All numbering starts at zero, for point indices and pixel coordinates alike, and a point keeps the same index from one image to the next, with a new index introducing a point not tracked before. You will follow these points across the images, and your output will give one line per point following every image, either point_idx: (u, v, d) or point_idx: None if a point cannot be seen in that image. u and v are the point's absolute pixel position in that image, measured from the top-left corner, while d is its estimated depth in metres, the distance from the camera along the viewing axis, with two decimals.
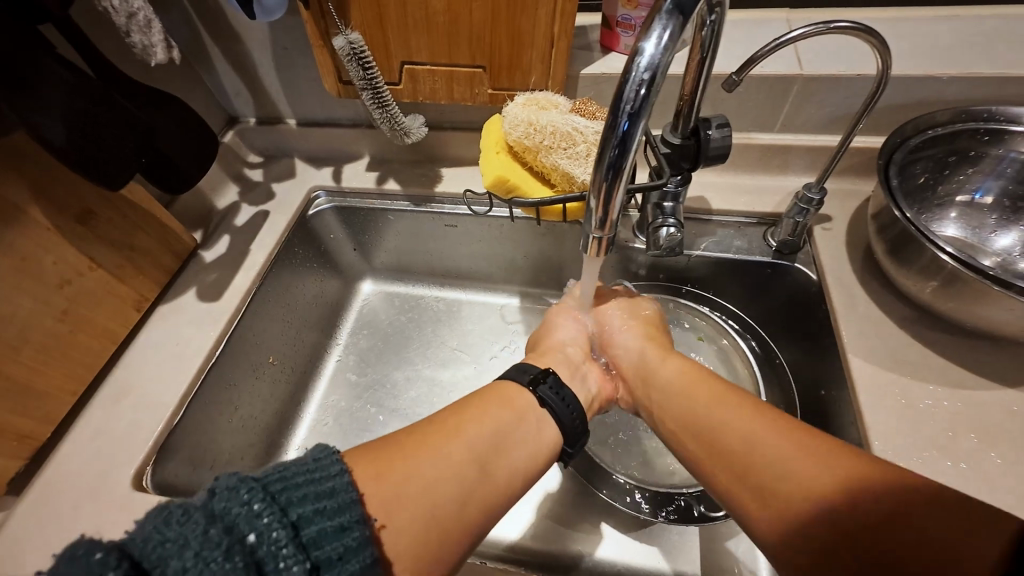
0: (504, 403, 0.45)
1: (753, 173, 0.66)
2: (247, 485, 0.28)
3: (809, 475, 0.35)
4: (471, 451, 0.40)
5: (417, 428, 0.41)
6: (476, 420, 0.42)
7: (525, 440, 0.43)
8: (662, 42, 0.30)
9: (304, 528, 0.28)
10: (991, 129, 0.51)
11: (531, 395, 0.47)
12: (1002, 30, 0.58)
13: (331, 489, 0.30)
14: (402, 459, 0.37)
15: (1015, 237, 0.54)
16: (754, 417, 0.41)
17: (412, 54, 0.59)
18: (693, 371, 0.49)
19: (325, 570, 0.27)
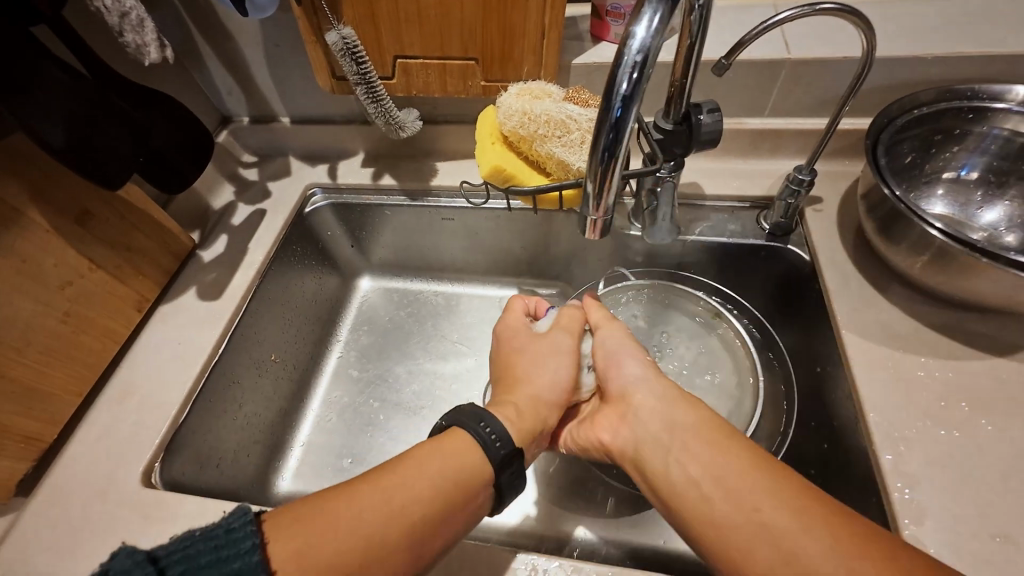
0: (444, 458, 0.42)
1: (744, 158, 0.67)
2: (142, 572, 0.30)
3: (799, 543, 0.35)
4: (399, 513, 0.38)
5: (347, 493, 0.38)
6: (412, 481, 0.40)
7: (464, 501, 0.42)
8: (653, 25, 0.31)
9: None
10: (974, 106, 0.52)
11: (483, 458, 0.44)
12: (984, 9, 0.59)
13: (229, 572, 0.32)
14: (340, 505, 0.37)
15: (1000, 212, 0.55)
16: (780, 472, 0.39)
17: (405, 49, 0.59)
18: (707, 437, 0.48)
19: None
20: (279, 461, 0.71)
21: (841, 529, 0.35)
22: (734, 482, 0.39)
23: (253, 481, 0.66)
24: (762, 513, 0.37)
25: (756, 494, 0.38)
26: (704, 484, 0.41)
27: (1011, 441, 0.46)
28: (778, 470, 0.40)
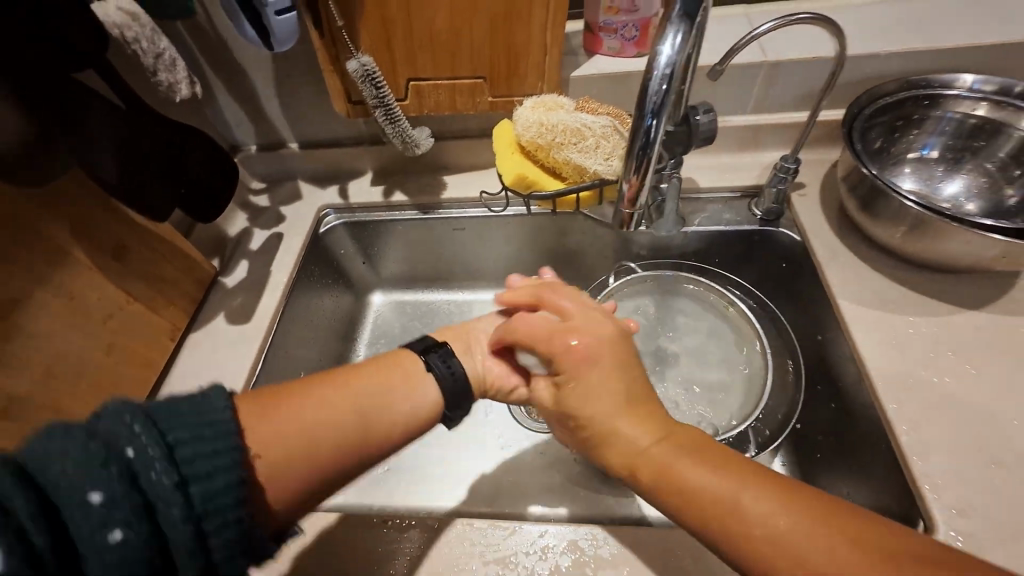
0: (390, 363, 0.45)
1: (733, 153, 0.74)
2: (129, 409, 0.30)
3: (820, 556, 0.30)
4: (346, 397, 0.41)
5: (306, 379, 0.42)
6: (360, 374, 0.43)
7: (407, 401, 0.43)
8: (676, 44, 0.37)
9: (180, 448, 0.30)
10: (929, 94, 0.59)
11: (421, 363, 0.46)
12: (932, 9, 0.66)
13: (210, 419, 0.32)
14: (292, 394, 0.40)
15: (960, 183, 0.61)
16: (827, 546, 0.30)
17: (418, 72, 0.63)
18: (710, 448, 0.37)
19: (194, 485, 0.30)
20: None
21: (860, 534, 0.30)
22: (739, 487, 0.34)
23: None
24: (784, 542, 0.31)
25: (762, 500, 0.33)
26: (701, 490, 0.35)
27: (993, 382, 0.52)
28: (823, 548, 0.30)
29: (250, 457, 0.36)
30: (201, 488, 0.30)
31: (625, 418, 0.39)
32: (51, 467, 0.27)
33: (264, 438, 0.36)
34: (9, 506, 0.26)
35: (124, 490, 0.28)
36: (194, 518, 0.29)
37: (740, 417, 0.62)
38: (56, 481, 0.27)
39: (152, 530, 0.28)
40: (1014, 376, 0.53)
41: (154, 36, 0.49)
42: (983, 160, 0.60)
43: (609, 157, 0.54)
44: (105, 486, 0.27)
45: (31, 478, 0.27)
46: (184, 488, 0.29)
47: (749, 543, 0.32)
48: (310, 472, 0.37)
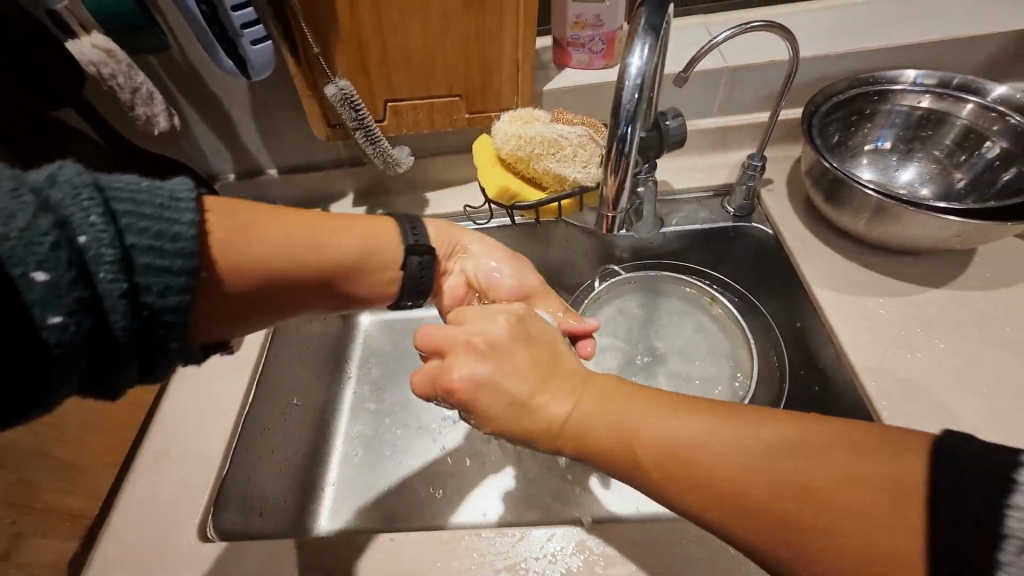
0: (364, 234, 0.47)
1: (702, 154, 0.77)
2: (89, 195, 0.31)
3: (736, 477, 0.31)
4: (318, 242, 0.44)
5: (279, 219, 0.43)
6: (333, 237, 0.45)
7: (368, 272, 0.47)
8: (645, 55, 0.39)
9: (135, 255, 0.32)
10: (878, 90, 0.63)
11: (398, 248, 0.49)
12: (875, 10, 0.71)
13: (172, 236, 0.33)
14: (268, 220, 0.42)
15: (913, 170, 0.65)
16: (749, 452, 0.31)
17: (396, 93, 0.65)
18: (620, 388, 0.38)
19: (143, 292, 0.33)
20: (315, 504, 0.71)
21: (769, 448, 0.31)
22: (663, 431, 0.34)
23: (293, 527, 0.66)
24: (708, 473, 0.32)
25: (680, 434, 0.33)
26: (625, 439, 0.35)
27: (959, 353, 0.56)
28: (729, 457, 0.31)
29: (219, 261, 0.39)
30: (151, 296, 0.33)
31: (543, 406, 0.38)
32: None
33: (236, 250, 0.39)
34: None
35: (74, 278, 0.30)
36: (139, 320, 0.33)
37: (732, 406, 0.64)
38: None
39: (96, 322, 0.31)
40: (979, 348, 0.56)
41: (131, 71, 0.51)
42: (932, 148, 0.64)
43: (587, 165, 0.56)
44: (53, 269, 0.29)
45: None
46: (135, 296, 0.32)
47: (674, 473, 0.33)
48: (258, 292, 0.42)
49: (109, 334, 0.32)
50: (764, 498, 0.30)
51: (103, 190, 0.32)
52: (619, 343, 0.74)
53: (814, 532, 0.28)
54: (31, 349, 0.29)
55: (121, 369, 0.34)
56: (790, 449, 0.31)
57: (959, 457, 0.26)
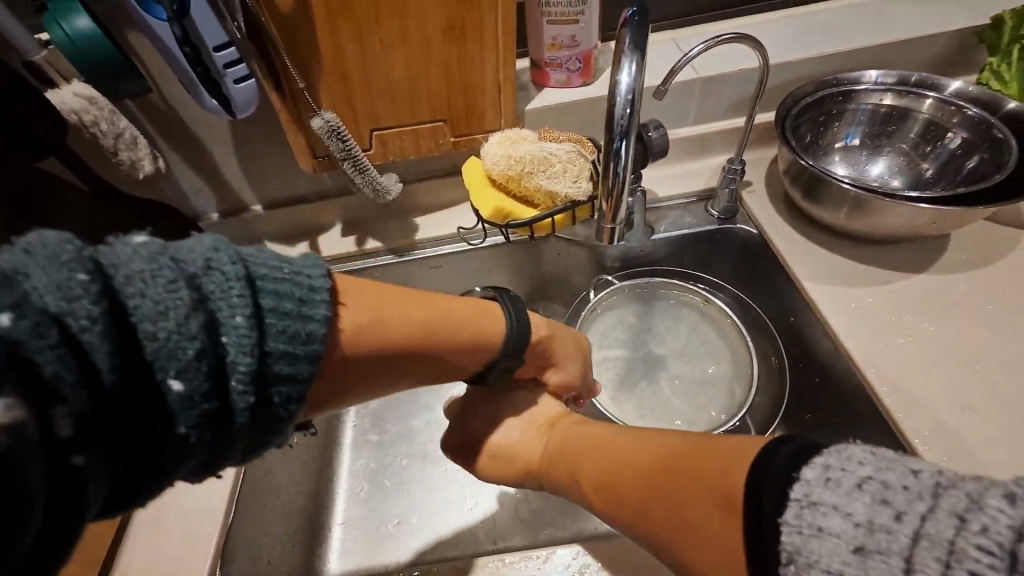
0: (470, 314, 0.45)
1: (682, 162, 0.79)
2: (240, 291, 0.28)
3: (613, 466, 0.40)
4: (426, 340, 0.41)
5: (397, 301, 0.40)
6: (442, 320, 0.42)
7: (469, 352, 0.45)
8: (632, 72, 0.41)
9: (269, 360, 0.30)
10: (842, 91, 0.66)
11: (498, 331, 0.46)
12: (832, 15, 0.75)
13: (310, 338, 0.31)
14: (387, 318, 0.38)
15: (883, 163, 0.68)
16: (631, 449, 0.40)
17: (381, 122, 0.65)
18: (583, 425, 0.49)
19: (266, 400, 0.31)
20: (323, 546, 0.68)
21: (652, 445, 0.39)
22: (590, 443, 0.45)
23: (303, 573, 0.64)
24: (604, 468, 0.41)
25: (598, 443, 0.44)
26: (562, 452, 0.47)
27: (949, 335, 0.58)
28: (628, 472, 0.38)
29: (327, 359, 0.36)
30: (273, 403, 0.31)
31: (505, 437, 0.53)
32: (148, 321, 0.26)
33: (345, 343, 0.36)
34: (92, 361, 0.24)
35: (208, 386, 0.28)
36: (258, 424, 0.31)
37: (735, 406, 0.66)
38: (148, 339, 0.26)
39: (217, 429, 0.29)
40: (965, 327, 0.58)
41: (112, 117, 0.51)
42: (898, 141, 0.67)
43: (577, 179, 0.57)
44: (191, 379, 0.27)
45: (122, 329, 0.25)
46: (260, 402, 0.30)
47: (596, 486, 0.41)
48: (352, 393, 0.40)
49: (227, 437, 0.30)
50: (624, 475, 0.39)
51: (252, 279, 0.30)
52: (618, 353, 0.74)
53: (667, 536, 0.34)
54: (154, 450, 0.28)
55: (224, 465, 0.33)
56: (670, 453, 0.37)
57: (770, 459, 0.28)
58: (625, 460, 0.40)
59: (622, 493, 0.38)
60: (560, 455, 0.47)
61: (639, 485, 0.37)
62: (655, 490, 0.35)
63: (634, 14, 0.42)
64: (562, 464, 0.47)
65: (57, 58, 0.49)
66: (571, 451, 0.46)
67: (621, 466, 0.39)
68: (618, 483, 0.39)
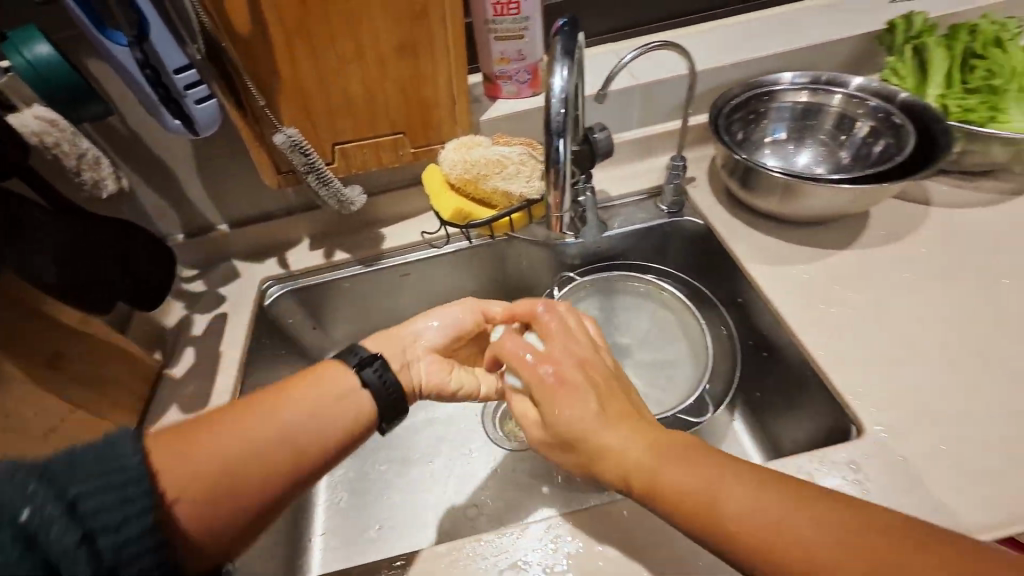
0: (314, 381, 0.48)
1: (631, 163, 0.85)
2: (22, 472, 0.32)
3: (805, 545, 0.35)
4: (273, 424, 0.44)
5: (237, 407, 0.44)
6: (284, 401, 0.45)
7: (334, 416, 0.46)
8: (564, 76, 0.45)
9: (83, 506, 0.32)
10: (763, 92, 0.73)
11: (352, 375, 0.49)
12: (754, 24, 0.83)
13: (119, 465, 0.34)
14: (218, 424, 0.42)
15: (808, 154, 0.75)
16: (819, 524, 0.36)
17: (342, 136, 0.68)
18: (699, 461, 0.42)
19: (102, 538, 0.32)
20: (305, 556, 0.68)
21: (842, 522, 0.36)
22: (732, 499, 0.38)
23: None
24: (773, 539, 0.36)
25: (749, 502, 0.38)
26: (693, 504, 0.39)
27: (874, 302, 0.64)
28: (831, 561, 0.34)
29: (173, 484, 0.38)
30: (111, 540, 0.33)
31: (618, 405, 0.46)
32: None
33: (188, 455, 0.40)
34: None
35: (18, 555, 0.30)
36: (105, 570, 0.32)
37: (692, 385, 0.70)
38: None
39: None
40: (889, 295, 0.65)
41: (74, 138, 0.53)
42: (818, 134, 0.74)
43: (530, 180, 0.62)
44: None
45: None
46: (92, 542, 0.32)
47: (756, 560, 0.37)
48: (250, 503, 0.41)
49: None
50: (829, 560, 0.34)
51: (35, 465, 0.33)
52: None
53: None
54: None
55: None
56: (891, 546, 0.34)
57: None
58: (819, 540, 0.35)
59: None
60: (689, 506, 0.40)
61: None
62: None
63: (565, 26, 0.47)
64: (696, 521, 0.39)
65: (18, 86, 0.51)
66: (707, 506, 0.39)
67: (820, 548, 0.35)
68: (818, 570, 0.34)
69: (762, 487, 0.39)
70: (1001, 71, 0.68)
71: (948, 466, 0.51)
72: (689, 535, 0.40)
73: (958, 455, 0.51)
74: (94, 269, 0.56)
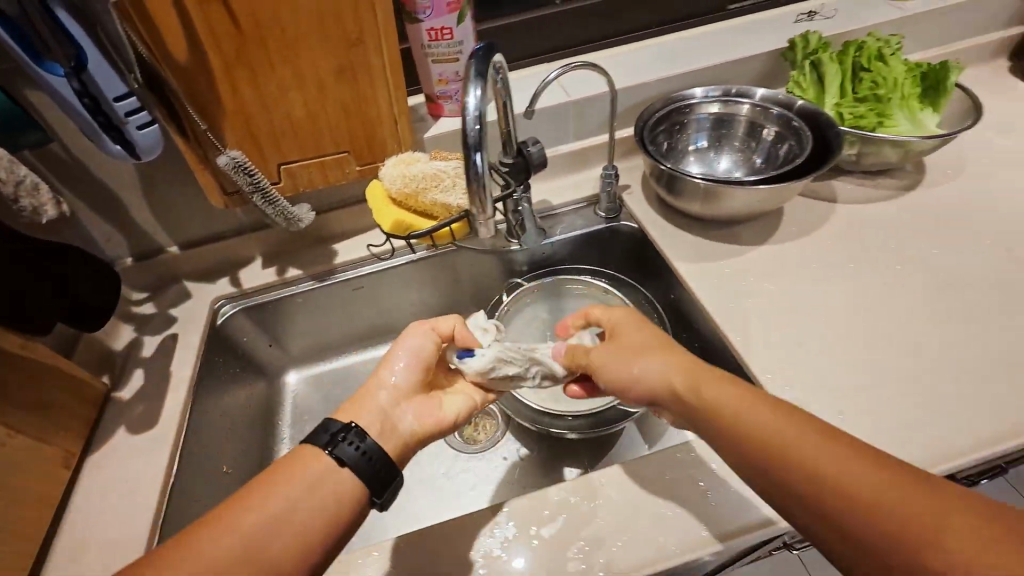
0: (287, 478, 0.45)
1: (571, 173, 0.90)
2: None
3: (837, 473, 0.38)
4: (242, 541, 0.41)
5: (204, 526, 0.42)
6: (255, 509, 0.43)
7: (312, 513, 0.44)
8: (478, 95, 0.49)
9: None
10: (683, 105, 0.80)
11: (329, 459, 0.47)
12: (675, 44, 0.90)
13: None
14: (183, 555, 0.40)
15: (728, 159, 0.82)
16: (858, 464, 0.38)
17: (287, 156, 0.71)
18: (760, 402, 0.45)
19: None
20: None
21: (883, 466, 0.38)
22: (779, 429, 0.42)
23: None
24: (804, 463, 0.40)
25: (799, 436, 0.41)
26: (740, 427, 0.44)
27: (787, 292, 0.70)
28: (852, 492, 0.37)
29: None
30: None
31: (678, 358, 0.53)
32: None
33: None
34: None
35: None
36: None
37: None
38: None
39: None
40: (801, 284, 0.71)
41: (12, 166, 0.54)
42: (734, 141, 0.81)
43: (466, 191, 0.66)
44: None
45: None
46: None
47: (763, 468, 0.42)
48: None
49: None
50: (851, 487, 0.38)
51: None
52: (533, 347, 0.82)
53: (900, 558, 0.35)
54: None
55: None
56: (915, 484, 0.36)
57: None
58: (853, 474, 0.38)
59: (841, 501, 0.38)
60: (736, 428, 0.44)
61: (878, 507, 0.36)
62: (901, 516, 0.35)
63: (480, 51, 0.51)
64: (739, 442, 0.44)
65: None
66: (754, 432, 0.43)
67: (850, 479, 0.38)
68: (836, 491, 0.38)
69: (820, 433, 0.41)
70: (884, 82, 0.77)
71: (847, 433, 0.56)
72: (723, 447, 0.45)
73: (858, 422, 0.57)
74: (32, 290, 0.57)
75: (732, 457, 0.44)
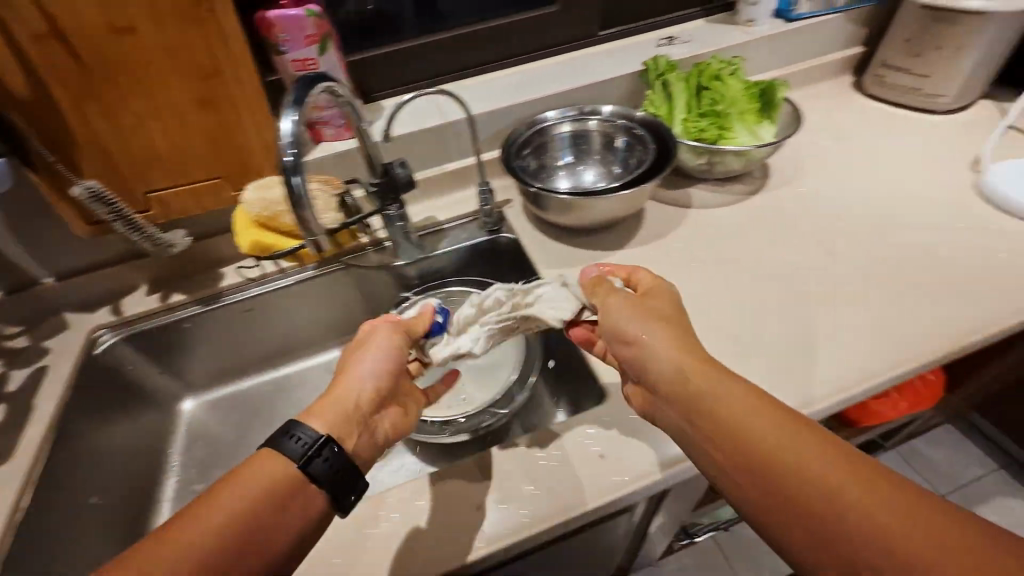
0: (246, 491, 0.43)
1: (457, 190, 0.95)
2: None
3: (811, 471, 0.40)
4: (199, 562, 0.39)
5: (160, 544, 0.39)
6: (211, 525, 0.41)
7: (275, 527, 0.43)
8: (293, 120, 0.53)
9: None
10: (543, 126, 0.87)
11: (296, 470, 0.46)
12: (548, 69, 0.97)
13: None
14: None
15: (594, 172, 0.87)
16: (830, 468, 0.40)
17: (154, 184, 0.73)
18: (750, 403, 0.45)
19: None
20: None
21: (860, 473, 0.39)
22: (761, 432, 0.43)
23: None
24: (774, 461, 0.41)
25: (782, 436, 0.42)
26: (724, 423, 0.45)
27: None
28: (818, 494, 0.39)
29: None
30: None
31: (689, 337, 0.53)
32: None
33: None
34: None
35: None
36: None
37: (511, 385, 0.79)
38: None
39: None
40: None
41: None
42: (596, 155, 0.88)
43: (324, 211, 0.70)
44: None
45: None
46: None
47: (735, 459, 0.43)
48: None
49: None
50: (821, 488, 0.39)
51: None
52: None
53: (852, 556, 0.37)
54: None
55: None
56: (876, 486, 0.38)
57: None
58: (826, 475, 0.39)
59: (800, 501, 0.39)
60: (718, 423, 0.45)
61: (839, 510, 0.38)
62: (854, 517, 0.37)
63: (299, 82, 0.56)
64: (720, 435, 0.45)
65: None
66: (737, 428, 0.44)
67: (819, 479, 0.39)
68: (795, 491, 0.40)
69: (805, 435, 0.42)
70: (722, 99, 0.84)
71: None
72: (702, 439, 0.46)
73: None
74: None
75: (708, 449, 0.45)
